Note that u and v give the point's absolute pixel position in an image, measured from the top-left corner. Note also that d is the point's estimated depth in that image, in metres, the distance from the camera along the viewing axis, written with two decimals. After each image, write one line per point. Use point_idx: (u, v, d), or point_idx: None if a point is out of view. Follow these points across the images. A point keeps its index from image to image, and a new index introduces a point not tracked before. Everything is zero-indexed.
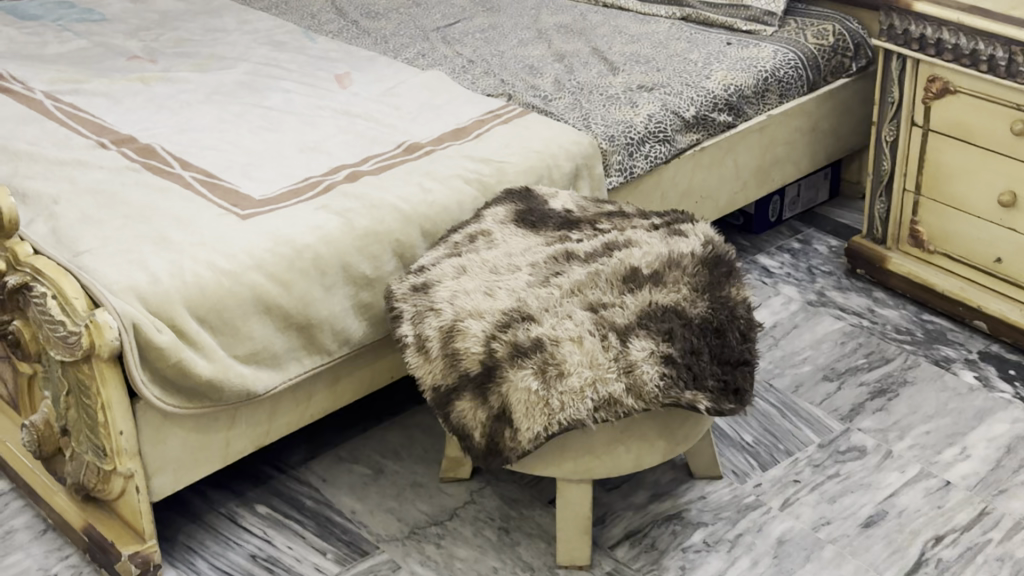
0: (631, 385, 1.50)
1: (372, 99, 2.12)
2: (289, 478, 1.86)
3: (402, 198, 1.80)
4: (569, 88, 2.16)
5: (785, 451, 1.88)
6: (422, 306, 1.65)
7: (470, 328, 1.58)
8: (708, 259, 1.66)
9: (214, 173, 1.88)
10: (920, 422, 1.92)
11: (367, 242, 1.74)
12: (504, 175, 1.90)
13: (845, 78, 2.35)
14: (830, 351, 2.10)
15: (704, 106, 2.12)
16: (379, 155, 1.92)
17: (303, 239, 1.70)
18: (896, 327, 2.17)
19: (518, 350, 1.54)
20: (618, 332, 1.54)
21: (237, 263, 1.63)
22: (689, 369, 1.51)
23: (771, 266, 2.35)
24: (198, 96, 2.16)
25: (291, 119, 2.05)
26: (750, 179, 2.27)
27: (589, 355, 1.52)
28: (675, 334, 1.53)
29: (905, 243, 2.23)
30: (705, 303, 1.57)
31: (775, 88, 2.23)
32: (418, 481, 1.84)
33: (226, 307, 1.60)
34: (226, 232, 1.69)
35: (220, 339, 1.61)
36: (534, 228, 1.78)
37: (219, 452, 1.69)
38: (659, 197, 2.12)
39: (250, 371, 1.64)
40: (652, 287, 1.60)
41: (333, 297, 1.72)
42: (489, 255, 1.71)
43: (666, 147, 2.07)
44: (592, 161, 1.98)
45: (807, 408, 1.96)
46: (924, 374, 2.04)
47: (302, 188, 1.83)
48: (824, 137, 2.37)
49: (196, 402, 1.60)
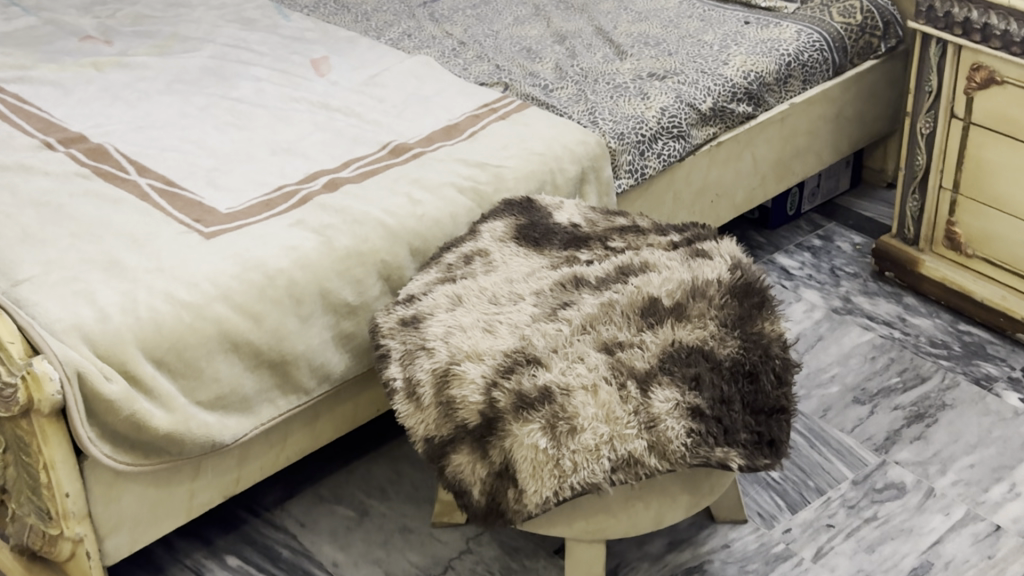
0: (653, 442, 1.31)
1: (354, 89, 1.90)
2: (263, 523, 1.66)
3: (388, 211, 1.60)
4: (572, 76, 1.95)
5: (815, 489, 1.69)
6: (412, 344, 1.44)
7: (467, 372, 1.38)
8: (737, 287, 1.46)
9: (174, 180, 1.67)
10: (963, 454, 1.73)
11: (349, 264, 1.54)
12: (502, 182, 1.68)
13: (873, 60, 2.14)
14: (860, 368, 1.91)
15: (722, 97, 1.91)
16: (361, 158, 1.71)
17: (274, 263, 1.49)
18: (930, 339, 1.97)
19: (524, 401, 1.33)
20: (638, 380, 1.34)
21: (199, 293, 1.43)
22: (719, 422, 1.33)
23: (790, 267, 2.15)
24: (158, 85, 1.93)
25: (262, 114, 1.83)
26: (770, 173, 2.06)
27: (605, 407, 1.32)
28: (703, 382, 1.34)
29: (940, 244, 2.03)
30: (735, 342, 1.39)
31: (798, 74, 2.02)
32: (408, 525, 1.65)
33: (187, 345, 1.40)
34: (187, 259, 1.49)
35: (181, 384, 1.41)
36: (536, 247, 1.57)
37: (182, 507, 1.49)
38: (671, 198, 1.92)
39: (216, 419, 1.43)
40: (675, 323, 1.41)
41: (310, 330, 1.50)
42: (487, 282, 1.51)
43: (681, 143, 1.85)
44: (600, 162, 1.77)
45: (837, 436, 1.78)
46: (964, 396, 1.84)
47: (274, 199, 1.62)
48: (849, 124, 2.16)
49: (153, 457, 1.40)
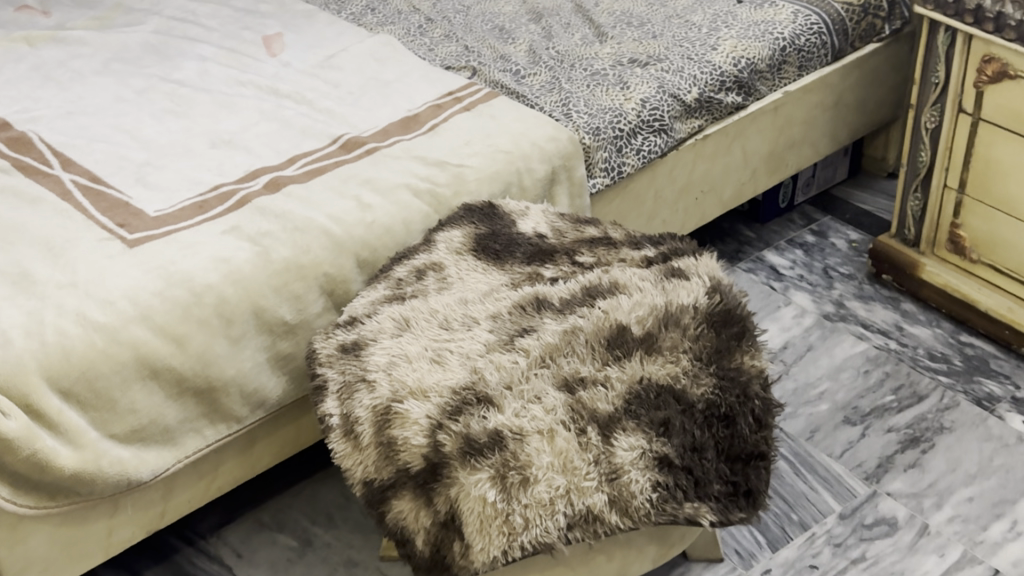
0: (614, 497, 1.16)
1: (306, 72, 1.74)
2: (196, 552, 1.53)
3: (334, 218, 1.44)
4: (546, 60, 1.79)
5: (798, 524, 1.55)
6: (352, 375, 1.30)
7: (410, 412, 1.23)
8: (715, 315, 1.31)
9: (101, 176, 1.51)
10: (961, 486, 1.59)
11: (287, 278, 1.39)
12: (462, 184, 1.53)
13: (875, 43, 1.96)
14: (852, 383, 1.76)
15: (709, 86, 1.75)
16: (308, 154, 1.56)
17: (202, 278, 1.34)
18: (929, 351, 1.83)
19: (471, 447, 1.19)
20: (599, 425, 1.20)
21: (114, 314, 1.28)
22: (690, 473, 1.18)
23: (781, 267, 2.01)
24: (93, 64, 1.77)
25: (204, 99, 1.68)
26: (760, 166, 1.90)
27: (562, 456, 1.17)
28: (673, 427, 1.20)
29: (942, 247, 1.88)
30: (710, 381, 1.24)
31: (794, 59, 1.85)
32: (354, 558, 1.51)
33: (99, 374, 1.26)
34: (104, 271, 1.34)
35: (93, 417, 1.26)
36: (496, 261, 1.42)
37: (100, 545, 1.35)
38: (652, 198, 1.76)
39: (131, 454, 1.29)
40: (644, 357, 1.26)
41: (241, 352, 1.36)
42: (439, 303, 1.36)
43: (663, 138, 1.70)
44: (572, 161, 1.62)
45: (825, 463, 1.64)
46: (964, 418, 1.70)
47: (209, 201, 1.47)
48: (848, 112, 2.00)
49: (61, 498, 1.26)
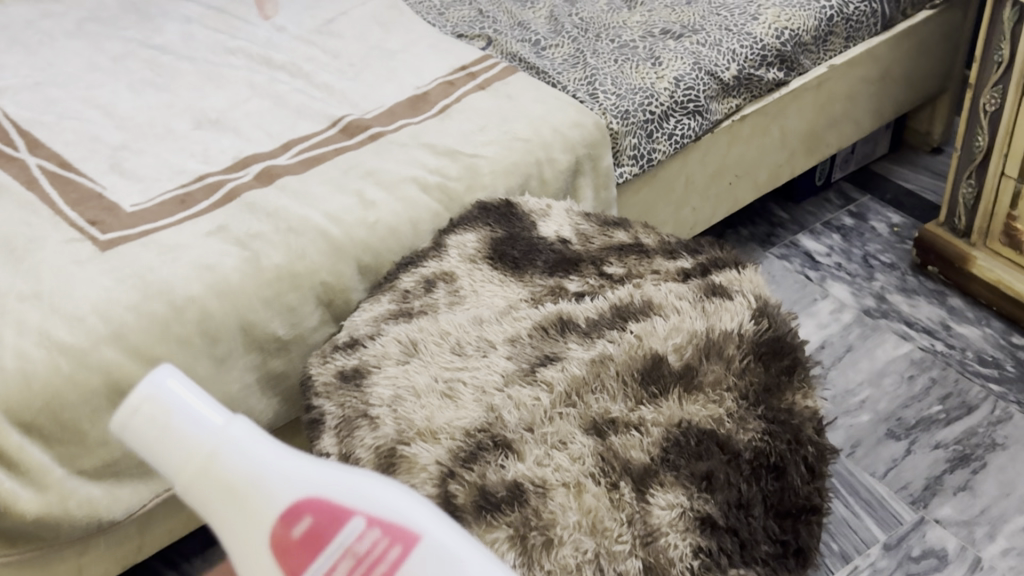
0: (651, 564, 0.92)
1: (302, 38, 1.59)
2: None
3: (332, 217, 1.28)
4: (569, 29, 1.64)
5: (839, 554, 1.41)
6: (352, 411, 1.13)
7: (419, 456, 1.04)
8: (762, 344, 1.11)
9: (70, 161, 1.35)
10: (1017, 514, 1.43)
11: (279, 289, 1.22)
12: (476, 176, 1.37)
13: (928, 10, 1.78)
14: (895, 390, 1.62)
15: (749, 61, 1.57)
16: (304, 137, 1.40)
17: (182, 289, 1.17)
18: (978, 354, 1.68)
19: (487, 500, 0.96)
20: (633, 478, 0.98)
21: (84, 333, 1.11)
22: (735, 534, 0.95)
23: (817, 253, 1.89)
24: (65, 24, 1.63)
25: (189, 70, 1.52)
26: (799, 147, 1.74)
27: (589, 516, 0.95)
28: (716, 481, 0.97)
29: (996, 240, 1.72)
30: (759, 425, 1.03)
31: (841, 29, 1.67)
32: None
33: (66, 404, 1.09)
34: (71, 279, 1.17)
35: (59, 452, 1.11)
36: (513, 271, 1.27)
37: None
38: (683, 184, 1.61)
39: (103, 492, 1.15)
40: (683, 396, 1.06)
41: (229, 374, 1.21)
42: (450, 322, 1.21)
43: (697, 120, 1.53)
44: (598, 150, 1.46)
45: (868, 484, 1.50)
46: (1018, 433, 1.55)
47: (193, 193, 1.31)
48: (893, 85, 1.83)
49: (20, 544, 1.12)
